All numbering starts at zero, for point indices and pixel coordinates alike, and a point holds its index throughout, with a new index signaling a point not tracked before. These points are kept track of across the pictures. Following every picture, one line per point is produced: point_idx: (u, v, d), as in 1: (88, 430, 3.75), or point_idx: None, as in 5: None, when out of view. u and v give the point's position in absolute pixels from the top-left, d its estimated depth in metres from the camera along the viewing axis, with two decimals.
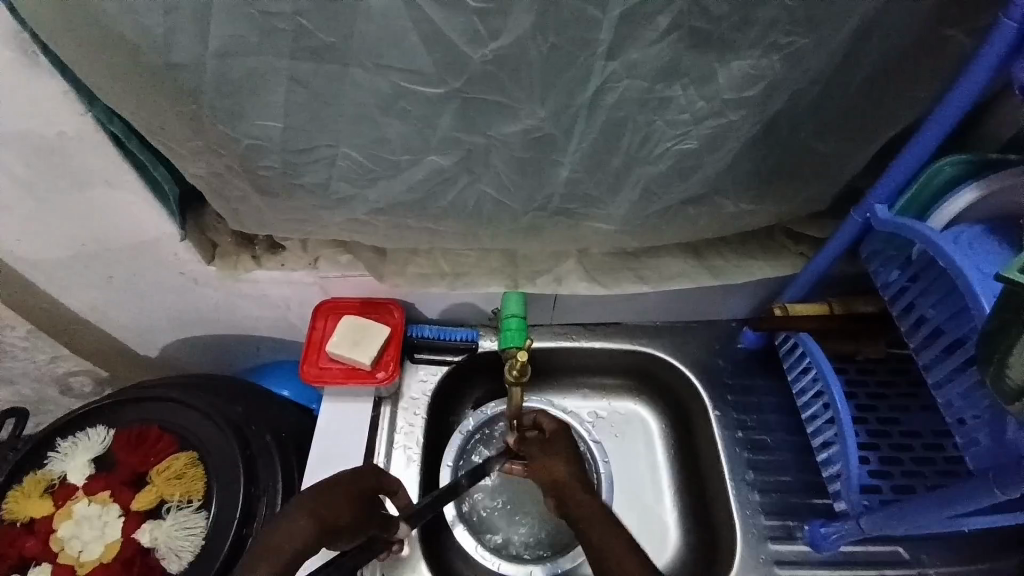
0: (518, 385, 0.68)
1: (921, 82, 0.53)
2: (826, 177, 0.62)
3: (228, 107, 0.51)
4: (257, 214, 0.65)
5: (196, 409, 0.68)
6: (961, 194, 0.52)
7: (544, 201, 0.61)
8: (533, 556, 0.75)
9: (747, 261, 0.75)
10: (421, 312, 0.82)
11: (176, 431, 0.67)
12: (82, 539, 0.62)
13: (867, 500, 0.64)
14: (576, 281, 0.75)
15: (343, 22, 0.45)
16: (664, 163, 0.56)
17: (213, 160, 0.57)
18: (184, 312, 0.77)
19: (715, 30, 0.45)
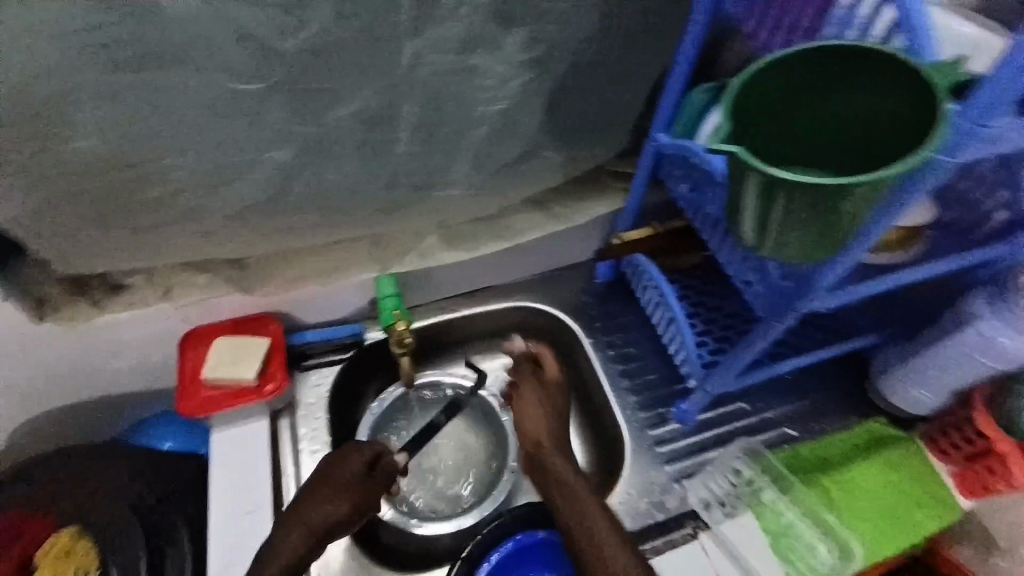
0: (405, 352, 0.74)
1: (673, 23, 0.61)
2: (625, 116, 0.68)
3: (32, 134, 0.44)
4: (92, 251, 0.55)
5: (88, 485, 0.69)
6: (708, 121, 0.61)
7: (391, 179, 0.60)
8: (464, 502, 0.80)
9: (582, 203, 0.83)
10: (300, 319, 0.79)
11: (54, 511, 0.68)
12: None
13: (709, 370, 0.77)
14: (440, 252, 0.78)
15: (144, 23, 0.41)
16: (487, 126, 0.59)
17: (25, 198, 0.48)
18: (23, 381, 0.68)
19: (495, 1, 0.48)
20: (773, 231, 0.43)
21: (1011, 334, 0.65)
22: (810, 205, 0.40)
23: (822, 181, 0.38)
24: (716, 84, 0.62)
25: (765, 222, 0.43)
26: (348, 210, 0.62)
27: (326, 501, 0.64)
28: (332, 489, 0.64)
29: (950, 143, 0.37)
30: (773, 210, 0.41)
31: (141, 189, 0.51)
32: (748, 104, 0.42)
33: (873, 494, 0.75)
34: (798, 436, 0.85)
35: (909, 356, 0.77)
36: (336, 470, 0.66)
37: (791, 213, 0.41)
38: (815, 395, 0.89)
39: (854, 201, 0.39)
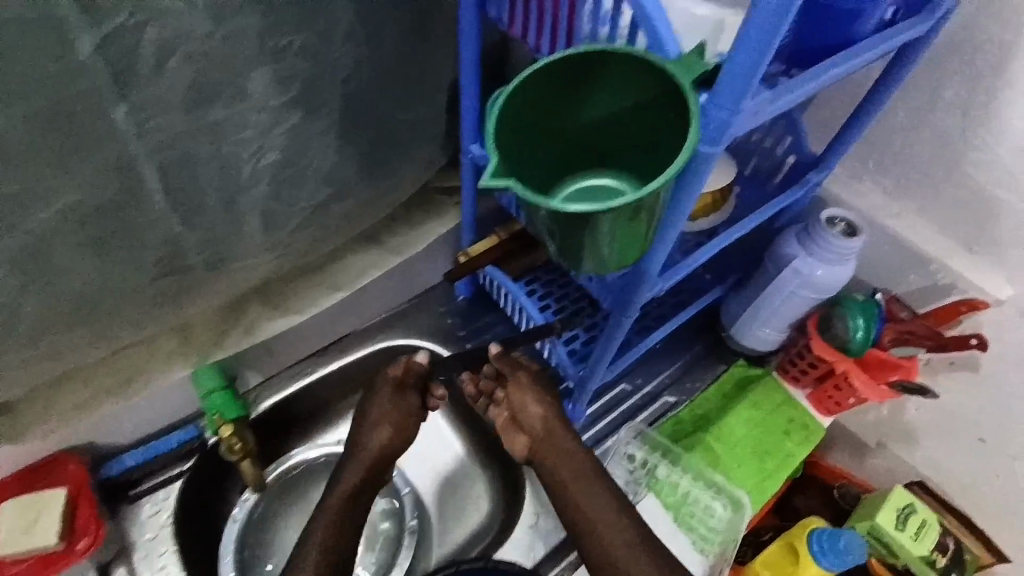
0: (241, 454, 0.64)
1: (446, 39, 0.58)
2: (429, 136, 0.64)
3: None
4: None
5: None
6: None
7: (158, 266, 0.50)
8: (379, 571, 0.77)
9: (420, 228, 0.77)
10: (110, 442, 0.65)
11: None
12: None
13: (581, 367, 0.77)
14: (269, 321, 0.68)
15: None
16: (263, 182, 0.51)
17: None
18: None
19: (216, 46, 0.41)
20: (580, 254, 0.42)
21: (824, 267, 0.72)
22: (607, 224, 0.38)
23: (610, 205, 0.36)
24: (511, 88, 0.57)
25: (569, 245, 0.41)
26: (112, 314, 0.50)
27: (386, 431, 0.67)
28: (377, 415, 0.67)
29: (707, 133, 0.37)
30: (574, 233, 0.40)
31: None
32: (508, 133, 0.40)
33: (746, 438, 0.81)
34: (677, 401, 0.88)
35: (749, 303, 0.82)
36: (375, 397, 0.68)
37: (593, 234, 0.39)
38: (686, 355, 0.92)
39: (646, 211, 0.39)
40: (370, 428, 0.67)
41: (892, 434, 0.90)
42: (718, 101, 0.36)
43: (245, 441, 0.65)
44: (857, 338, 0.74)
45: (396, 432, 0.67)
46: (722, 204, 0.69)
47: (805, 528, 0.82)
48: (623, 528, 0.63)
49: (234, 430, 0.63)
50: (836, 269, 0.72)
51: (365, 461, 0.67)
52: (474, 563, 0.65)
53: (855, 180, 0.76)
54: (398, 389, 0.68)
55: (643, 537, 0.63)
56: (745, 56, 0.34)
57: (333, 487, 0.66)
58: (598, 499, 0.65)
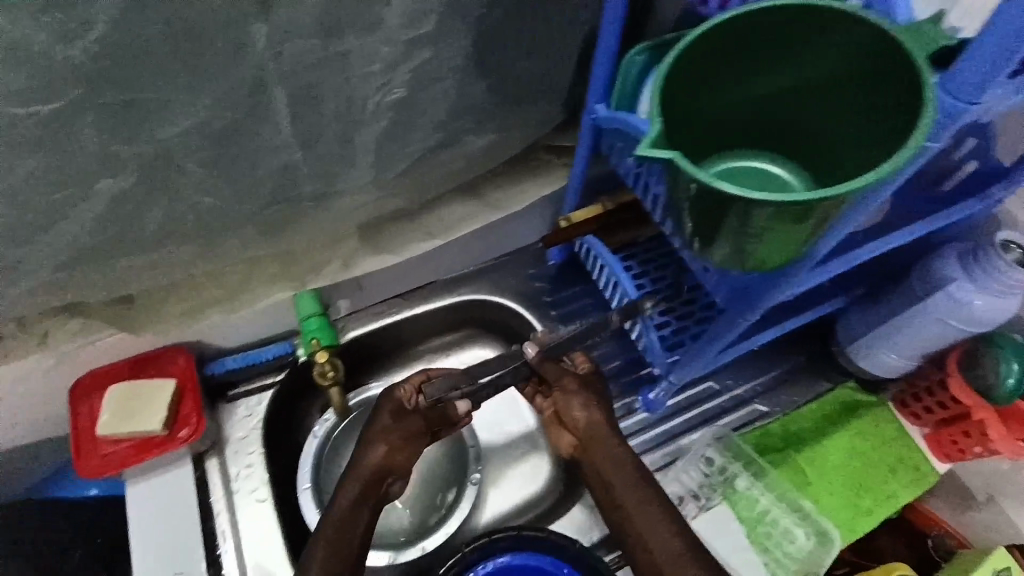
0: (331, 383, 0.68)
1: None
2: (552, 89, 0.60)
3: None
4: None
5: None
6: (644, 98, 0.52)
7: (273, 190, 0.51)
8: (434, 518, 0.76)
9: (521, 186, 0.75)
10: (214, 345, 0.70)
11: None
12: None
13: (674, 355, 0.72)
14: (365, 259, 0.69)
15: None
16: (382, 119, 0.50)
17: None
18: None
19: None
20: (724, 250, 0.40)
21: (986, 296, 0.61)
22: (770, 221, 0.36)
23: (789, 199, 0.34)
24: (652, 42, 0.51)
25: (711, 239, 0.40)
26: (228, 230, 0.53)
27: (380, 450, 0.63)
28: (374, 431, 0.64)
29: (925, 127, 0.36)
30: (725, 223, 0.37)
31: None
32: (673, 99, 0.39)
33: (844, 467, 0.73)
34: (768, 411, 0.81)
35: (877, 322, 0.72)
36: (377, 412, 0.65)
37: (751, 229, 0.37)
38: (783, 364, 0.84)
39: (822, 214, 0.36)
40: (369, 441, 0.64)
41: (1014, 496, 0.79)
42: (953, 84, 0.33)
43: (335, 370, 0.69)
44: (1008, 383, 0.63)
45: (390, 448, 0.63)
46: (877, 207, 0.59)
47: (889, 573, 0.74)
48: (677, 534, 0.59)
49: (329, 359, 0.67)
50: (1000, 301, 0.61)
51: (362, 480, 0.62)
52: (536, 531, 0.65)
53: None
54: (397, 408, 0.65)
55: (696, 548, 0.58)
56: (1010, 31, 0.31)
57: (335, 502, 0.61)
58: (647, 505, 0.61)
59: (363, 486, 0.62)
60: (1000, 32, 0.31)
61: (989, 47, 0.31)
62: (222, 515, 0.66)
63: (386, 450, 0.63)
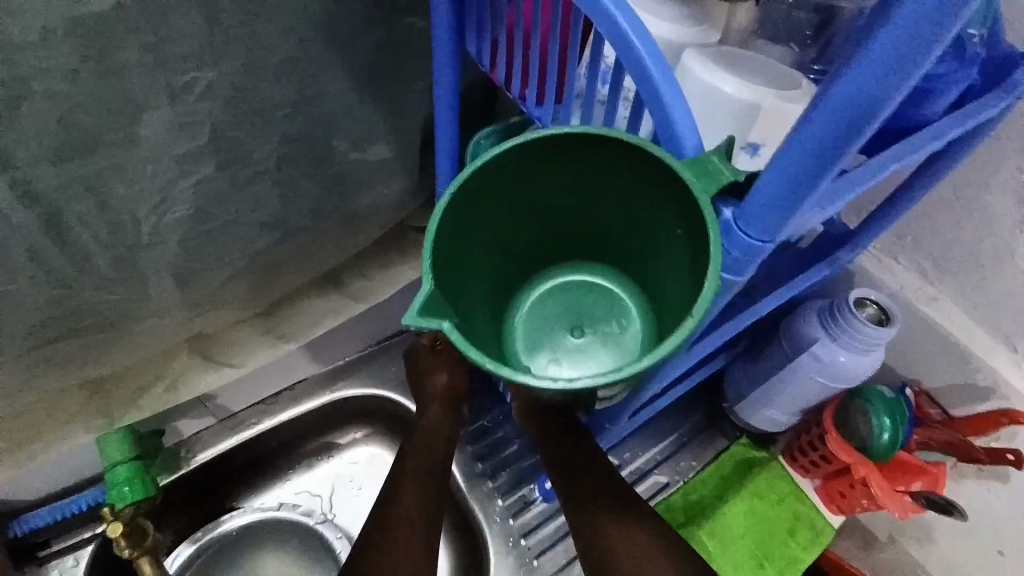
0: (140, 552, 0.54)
1: (411, 78, 0.51)
2: (394, 180, 0.56)
3: None
4: None
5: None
6: None
7: (49, 326, 0.43)
8: None
9: (386, 272, 0.69)
10: (12, 497, 0.57)
11: None
12: None
13: None
14: (194, 377, 0.59)
15: None
16: (174, 236, 0.44)
17: None
18: None
19: (89, 92, 0.35)
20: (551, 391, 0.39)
21: (849, 354, 0.63)
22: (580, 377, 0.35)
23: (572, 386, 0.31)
24: (497, 127, 0.47)
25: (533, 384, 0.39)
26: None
27: (446, 373, 0.63)
28: (429, 362, 0.64)
29: (729, 261, 0.32)
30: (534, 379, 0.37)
31: None
32: (458, 242, 0.38)
33: (744, 537, 0.72)
34: (669, 481, 0.78)
35: (756, 380, 0.73)
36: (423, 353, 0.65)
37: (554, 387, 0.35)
38: (683, 426, 0.82)
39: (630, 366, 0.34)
40: (432, 368, 0.63)
41: (905, 530, 0.81)
42: (748, 220, 0.30)
43: (144, 538, 0.55)
44: (881, 439, 0.64)
45: (452, 371, 0.63)
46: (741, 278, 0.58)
47: None
48: (637, 539, 0.54)
49: (126, 530, 0.53)
50: (861, 357, 0.63)
51: (442, 398, 0.61)
52: None
53: (885, 256, 0.67)
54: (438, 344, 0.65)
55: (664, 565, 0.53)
56: (787, 175, 0.28)
57: (421, 421, 0.60)
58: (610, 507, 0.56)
59: (442, 403, 0.61)
60: (780, 174, 0.28)
61: (772, 190, 0.29)
62: None
63: (447, 375, 0.63)
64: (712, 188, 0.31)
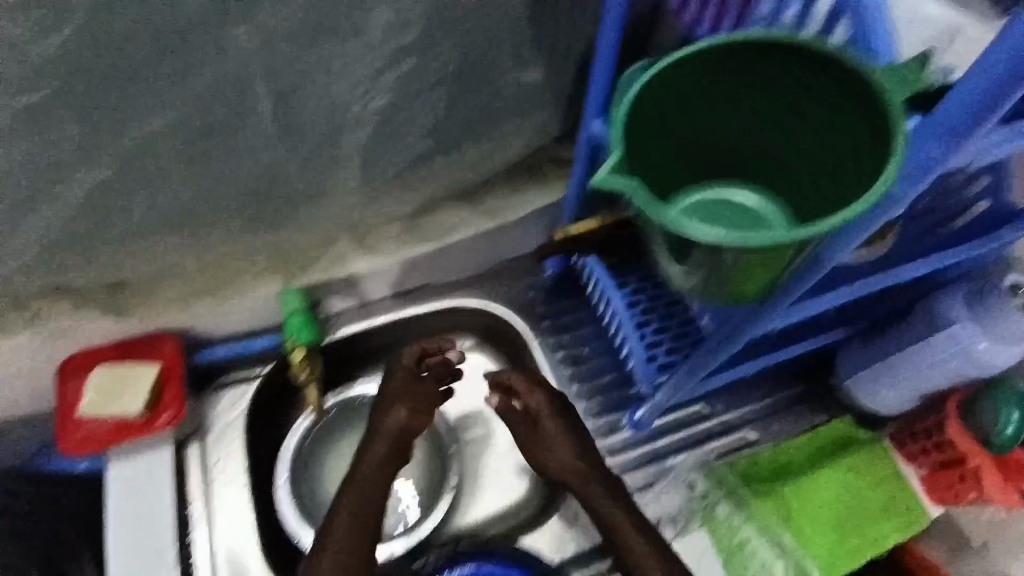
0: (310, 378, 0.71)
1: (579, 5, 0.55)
2: (545, 106, 0.61)
3: None
4: None
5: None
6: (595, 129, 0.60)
7: (265, 185, 0.53)
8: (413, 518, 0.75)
9: (517, 195, 0.74)
10: (201, 334, 0.70)
11: None
12: None
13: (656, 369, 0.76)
14: (353, 259, 0.70)
15: None
16: (367, 127, 0.53)
17: None
18: None
19: None
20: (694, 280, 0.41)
21: (992, 341, 0.59)
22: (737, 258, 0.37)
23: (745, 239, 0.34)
24: None
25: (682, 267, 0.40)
26: (218, 225, 0.55)
27: (402, 411, 0.63)
28: (395, 394, 0.64)
29: (909, 169, 0.36)
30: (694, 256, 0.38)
31: None
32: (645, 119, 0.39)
33: (829, 505, 0.71)
34: (757, 440, 0.80)
35: (872, 354, 0.71)
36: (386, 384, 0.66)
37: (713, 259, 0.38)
38: (777, 393, 0.83)
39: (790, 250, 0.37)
40: (388, 405, 0.64)
41: None
42: (932, 126, 0.34)
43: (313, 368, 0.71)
44: (1004, 434, 0.62)
45: (418, 413, 0.63)
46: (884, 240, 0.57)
47: None
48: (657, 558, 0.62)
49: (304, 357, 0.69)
50: (1005, 346, 0.59)
51: (391, 441, 0.62)
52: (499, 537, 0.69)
53: None
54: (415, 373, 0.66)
55: None
56: (993, 71, 0.30)
57: (353, 472, 0.61)
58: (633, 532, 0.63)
59: (394, 444, 0.62)
60: (984, 70, 0.31)
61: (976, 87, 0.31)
62: (193, 511, 0.67)
63: (406, 410, 0.63)
64: (907, 92, 0.35)
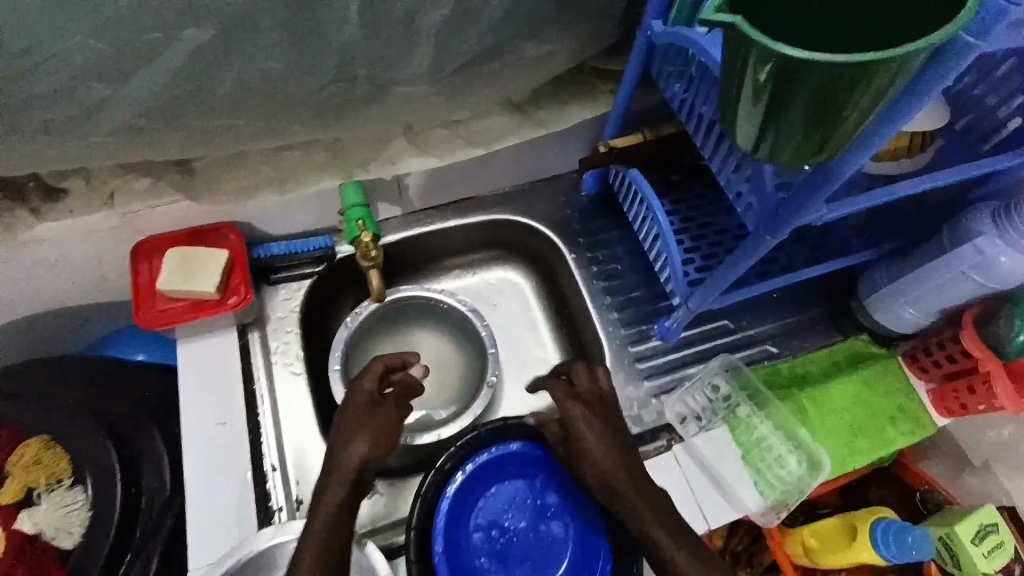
0: (372, 265, 0.72)
1: None
2: (607, 4, 0.61)
3: None
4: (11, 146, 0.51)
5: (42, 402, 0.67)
6: (654, 26, 0.59)
7: (342, 66, 0.54)
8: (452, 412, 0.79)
9: (565, 106, 0.76)
10: (260, 229, 0.74)
11: (18, 423, 0.66)
12: (32, 519, 0.63)
13: (690, 273, 0.74)
14: (409, 159, 0.72)
15: None
16: (444, 7, 0.53)
17: None
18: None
19: None
20: (769, 136, 0.38)
21: (1011, 256, 0.61)
22: (814, 101, 0.35)
23: (834, 60, 0.32)
24: None
25: (759, 123, 0.38)
26: (295, 108, 0.57)
27: (355, 445, 0.56)
28: (351, 420, 0.58)
29: None
30: (776, 106, 0.36)
31: (39, 75, 0.46)
32: None
33: (844, 411, 0.74)
34: (778, 352, 0.84)
35: (897, 275, 0.73)
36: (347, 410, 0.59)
37: (786, 99, 0.35)
38: (799, 314, 0.86)
39: (875, 86, 0.33)
40: (348, 433, 0.57)
41: (1003, 458, 0.77)
42: None
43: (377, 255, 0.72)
44: (1017, 342, 0.65)
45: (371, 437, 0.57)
46: (920, 150, 0.60)
47: (873, 514, 0.75)
48: None
49: (370, 244, 0.70)
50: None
51: (352, 478, 0.55)
52: (523, 423, 0.68)
53: None
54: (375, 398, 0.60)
55: None
56: None
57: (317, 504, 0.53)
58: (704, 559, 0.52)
59: (353, 477, 0.55)
60: None
61: None
62: (258, 390, 0.71)
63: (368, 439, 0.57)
64: None
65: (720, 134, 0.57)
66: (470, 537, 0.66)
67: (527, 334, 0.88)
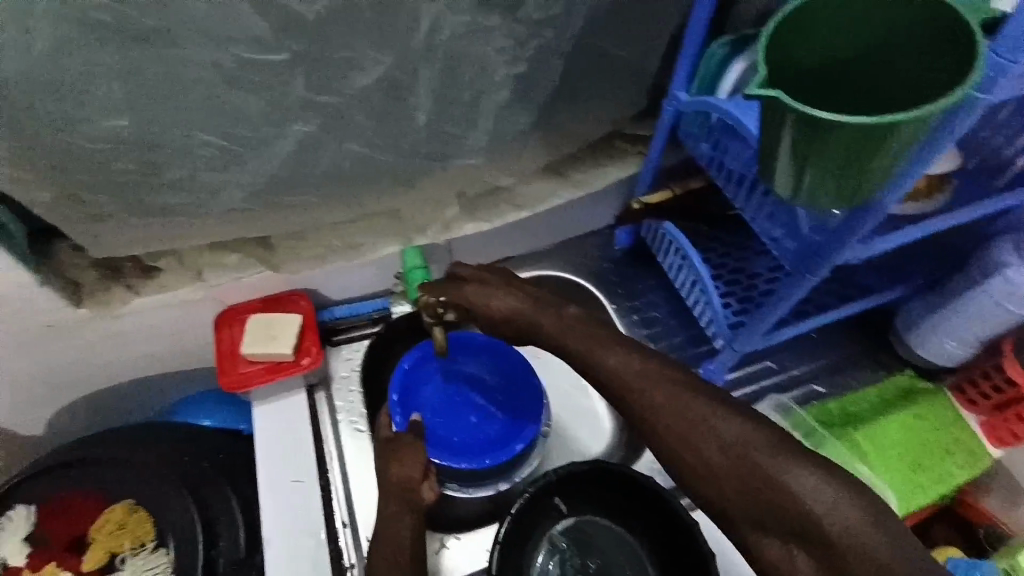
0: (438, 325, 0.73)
1: None
2: (638, 80, 0.70)
3: (79, 112, 0.49)
4: (133, 227, 0.61)
5: (130, 467, 0.72)
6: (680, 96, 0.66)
7: (413, 149, 0.63)
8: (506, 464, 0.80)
9: (600, 168, 0.83)
10: (327, 295, 0.81)
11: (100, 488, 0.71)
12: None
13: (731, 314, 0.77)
14: (462, 223, 0.80)
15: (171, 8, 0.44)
16: (504, 88, 0.62)
17: (90, 176, 0.54)
18: (91, 365, 0.74)
19: None
20: (806, 184, 0.44)
21: None
22: (845, 152, 0.40)
23: (876, 119, 0.37)
24: (734, 37, 0.63)
25: (798, 174, 0.43)
26: (367, 184, 0.66)
27: (392, 465, 0.65)
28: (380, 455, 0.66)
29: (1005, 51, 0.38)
30: (814, 158, 0.41)
31: (170, 167, 0.56)
32: (775, 54, 0.44)
33: (902, 444, 0.75)
34: (826, 392, 0.85)
35: (936, 307, 0.74)
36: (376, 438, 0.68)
37: (823, 155, 0.41)
38: (839, 350, 0.88)
39: (900, 138, 0.39)
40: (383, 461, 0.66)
41: None
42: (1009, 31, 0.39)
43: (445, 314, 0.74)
44: None
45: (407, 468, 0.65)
46: (936, 193, 0.63)
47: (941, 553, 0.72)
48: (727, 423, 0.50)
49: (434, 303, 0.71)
50: None
51: (396, 494, 0.63)
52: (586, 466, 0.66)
53: None
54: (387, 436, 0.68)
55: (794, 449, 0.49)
56: None
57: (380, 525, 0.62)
58: (644, 384, 0.54)
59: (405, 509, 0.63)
60: None
61: None
62: (329, 447, 0.75)
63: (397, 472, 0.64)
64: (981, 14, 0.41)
65: (754, 183, 0.62)
66: (429, 382, 0.78)
67: (575, 384, 0.89)
